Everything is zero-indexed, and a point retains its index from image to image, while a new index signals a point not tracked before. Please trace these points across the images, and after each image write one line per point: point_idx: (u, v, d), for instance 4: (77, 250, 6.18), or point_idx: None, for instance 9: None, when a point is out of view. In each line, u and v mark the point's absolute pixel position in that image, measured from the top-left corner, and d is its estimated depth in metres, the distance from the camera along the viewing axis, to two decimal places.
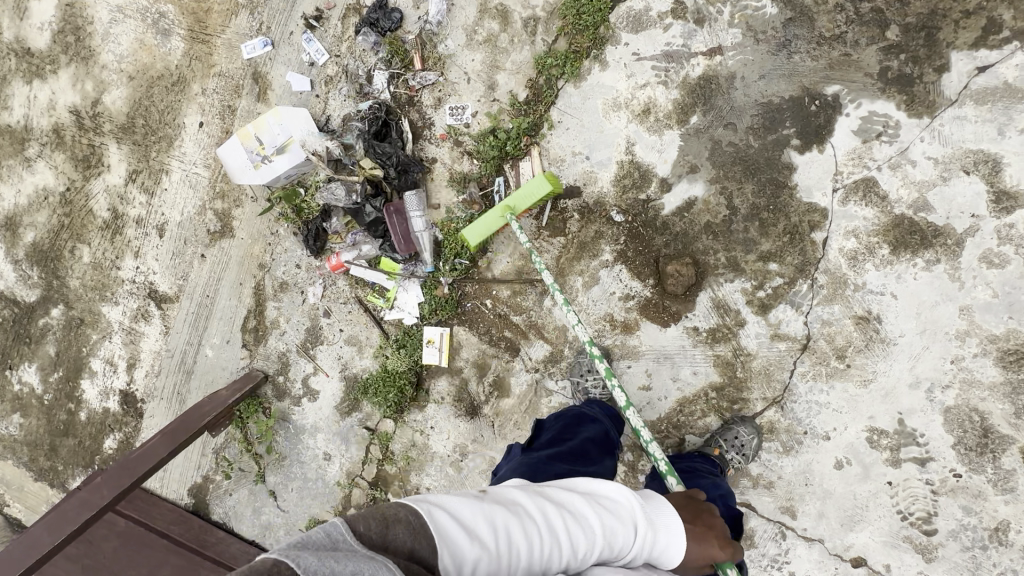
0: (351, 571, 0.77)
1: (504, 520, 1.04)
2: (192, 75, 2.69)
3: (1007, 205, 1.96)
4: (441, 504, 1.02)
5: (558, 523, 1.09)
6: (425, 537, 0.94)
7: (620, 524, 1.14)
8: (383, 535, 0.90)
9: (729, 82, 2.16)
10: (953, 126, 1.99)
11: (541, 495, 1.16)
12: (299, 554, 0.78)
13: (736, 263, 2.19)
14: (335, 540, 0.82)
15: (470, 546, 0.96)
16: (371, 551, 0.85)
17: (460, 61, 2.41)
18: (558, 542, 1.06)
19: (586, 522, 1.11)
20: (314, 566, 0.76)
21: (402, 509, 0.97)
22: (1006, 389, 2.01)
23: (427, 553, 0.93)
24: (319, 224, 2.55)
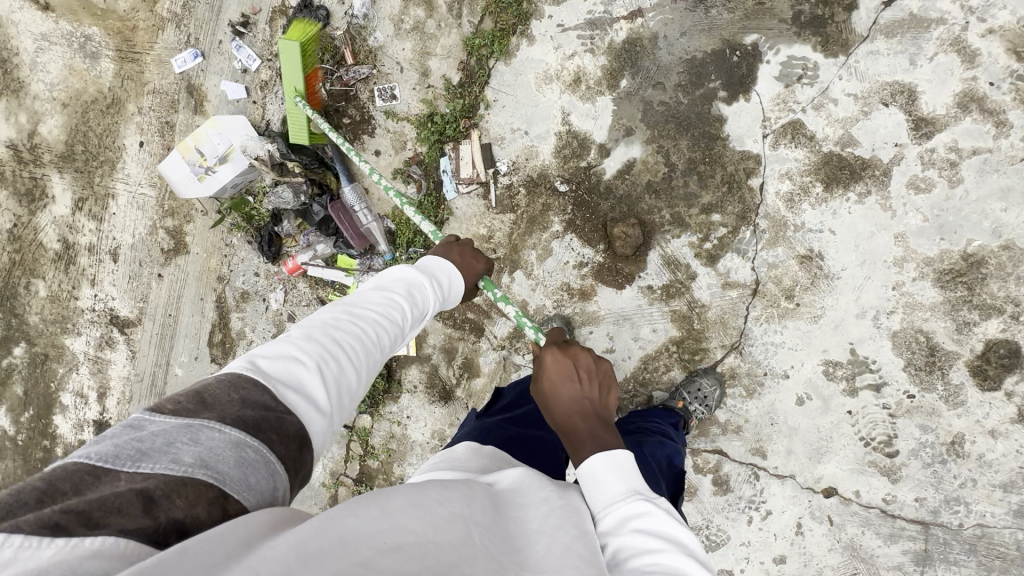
0: (192, 432, 0.81)
1: (319, 333, 1.08)
2: (126, 95, 2.67)
3: (926, 131, 2.04)
4: (255, 358, 0.97)
5: (374, 313, 1.19)
6: (252, 384, 0.91)
7: (418, 294, 1.34)
8: (201, 403, 0.86)
9: (653, 42, 2.21)
10: (868, 62, 2.06)
11: (342, 308, 1.19)
12: (97, 449, 0.77)
13: (681, 218, 2.25)
14: (155, 414, 0.83)
15: (355, 356, 1.08)
16: (186, 418, 0.83)
17: (391, 51, 2.43)
18: (380, 323, 1.18)
19: (397, 306, 1.25)
20: (140, 444, 0.78)
21: (221, 381, 0.90)
22: (946, 307, 2.10)
23: (269, 398, 0.91)
24: (271, 230, 2.56)
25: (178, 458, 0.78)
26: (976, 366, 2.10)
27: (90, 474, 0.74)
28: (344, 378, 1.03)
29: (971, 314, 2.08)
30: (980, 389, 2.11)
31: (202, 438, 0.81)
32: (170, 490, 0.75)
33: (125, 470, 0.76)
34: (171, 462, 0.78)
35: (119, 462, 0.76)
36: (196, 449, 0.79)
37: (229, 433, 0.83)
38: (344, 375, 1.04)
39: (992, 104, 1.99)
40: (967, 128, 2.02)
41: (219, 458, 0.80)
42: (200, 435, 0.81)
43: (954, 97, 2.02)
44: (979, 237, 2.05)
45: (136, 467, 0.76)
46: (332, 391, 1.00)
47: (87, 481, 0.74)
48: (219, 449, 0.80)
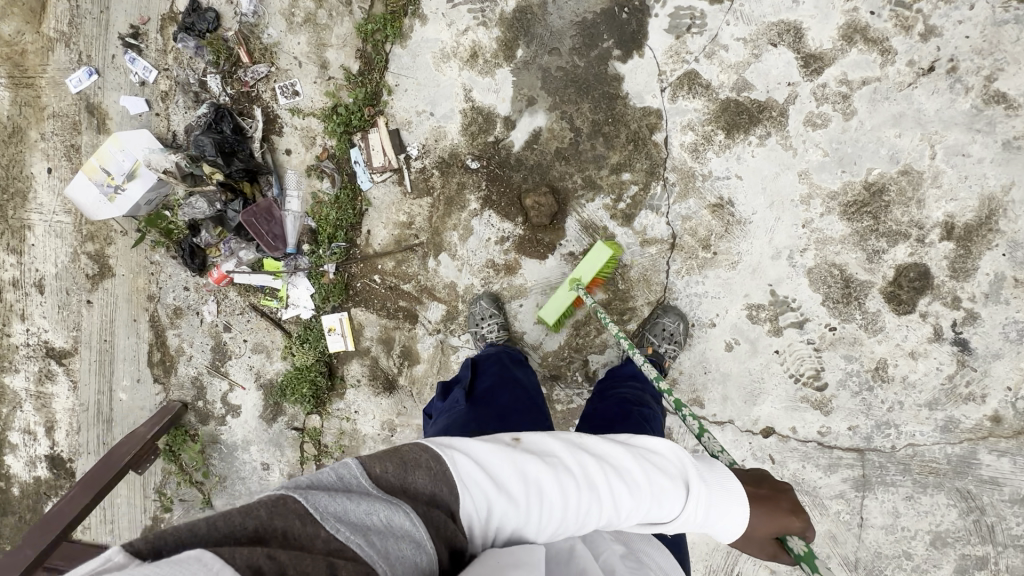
0: (388, 513, 0.89)
1: (532, 473, 1.06)
2: (26, 122, 2.60)
3: (815, 67, 2.06)
4: (470, 458, 1.03)
5: (589, 477, 1.09)
6: (448, 486, 0.98)
7: (667, 494, 1.11)
8: (401, 477, 0.95)
9: (543, 9, 2.20)
10: (752, 4, 2.07)
11: (583, 452, 1.14)
12: (321, 495, 0.87)
13: (593, 182, 2.26)
14: (368, 476, 0.93)
15: (544, 510, 1.04)
16: (388, 493, 0.92)
17: (287, 47, 2.39)
18: (591, 495, 1.07)
19: (623, 487, 1.09)
20: (347, 505, 0.88)
21: (429, 458, 1.00)
22: (855, 238, 2.14)
23: (451, 504, 0.98)
24: (190, 241, 2.51)
25: (371, 537, 0.85)
26: (890, 292, 2.15)
27: (298, 519, 0.84)
28: (513, 526, 1.02)
29: (879, 242, 2.12)
30: (896, 314, 2.16)
31: (393, 525, 0.88)
32: (350, 570, 0.81)
33: (325, 529, 0.84)
34: (362, 537, 0.85)
35: (324, 516, 0.85)
36: (384, 532, 0.87)
37: (414, 532, 0.89)
38: (523, 527, 1.03)
39: (875, 32, 2.02)
40: (854, 59, 2.04)
41: (401, 558, 0.85)
42: (395, 522, 0.88)
43: (838, 30, 2.04)
44: (878, 165, 2.08)
45: (335, 528, 0.84)
46: (490, 534, 1.01)
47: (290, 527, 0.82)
48: (405, 549, 0.86)
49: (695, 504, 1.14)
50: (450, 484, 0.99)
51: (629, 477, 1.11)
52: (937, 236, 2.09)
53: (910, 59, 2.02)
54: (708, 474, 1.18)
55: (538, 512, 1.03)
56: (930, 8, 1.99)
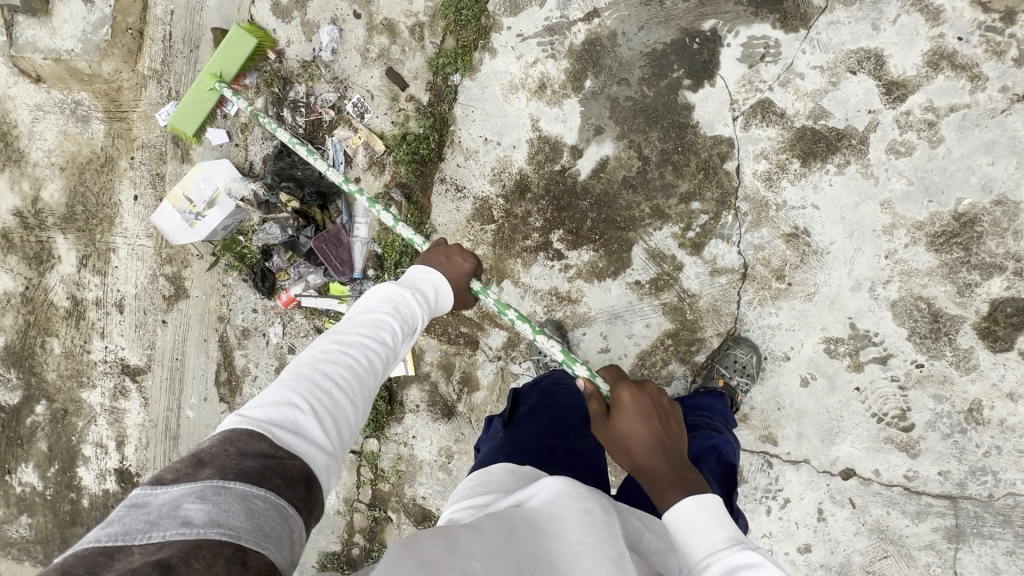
0: (198, 492, 0.81)
1: (316, 370, 1.07)
2: (117, 153, 2.79)
3: (898, 94, 2.00)
4: (247, 411, 0.97)
5: (360, 339, 1.18)
6: (249, 437, 0.91)
7: (405, 309, 1.32)
8: (195, 462, 0.86)
9: (612, 40, 2.22)
10: (830, 32, 2.03)
11: (329, 339, 1.19)
12: (106, 531, 0.77)
13: (661, 211, 2.23)
14: (156, 487, 0.83)
15: (349, 385, 1.08)
16: (191, 482, 0.83)
17: (360, 80, 2.49)
18: (367, 347, 1.18)
19: (383, 326, 1.24)
20: (148, 515, 0.79)
21: (218, 440, 0.91)
22: (944, 270, 2.03)
23: (266, 445, 0.91)
24: (263, 265, 2.61)
25: (190, 522, 0.78)
26: (984, 328, 2.02)
27: (101, 555, 0.74)
28: (340, 416, 1.03)
29: (971, 274, 2.01)
30: (991, 352, 2.02)
31: (208, 496, 0.81)
32: (187, 553, 0.75)
33: (138, 543, 0.76)
34: (180, 526, 0.77)
35: (130, 537, 0.76)
36: (204, 512, 0.79)
37: (235, 487, 0.83)
38: (345, 408, 1.05)
39: (964, 58, 1.94)
40: (941, 86, 1.97)
41: (228, 514, 0.80)
42: (206, 492, 0.82)
43: (923, 56, 1.97)
44: (970, 195, 1.98)
45: (148, 537, 0.76)
46: (332, 438, 1.00)
47: (100, 560, 0.73)
48: (229, 505, 0.81)
49: (422, 302, 1.39)
50: (250, 432, 0.92)
51: (381, 325, 1.24)
52: None
53: (1004, 85, 1.93)
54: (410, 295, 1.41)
55: (349, 391, 1.07)
56: None
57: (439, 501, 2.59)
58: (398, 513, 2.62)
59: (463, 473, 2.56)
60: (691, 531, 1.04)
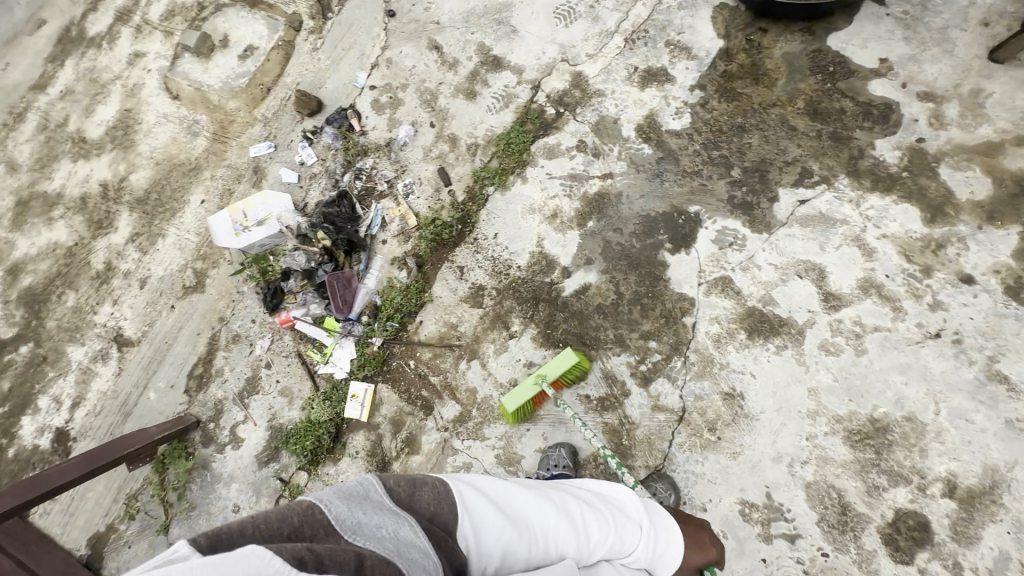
0: (396, 524, 1.16)
1: (518, 506, 1.44)
2: (206, 165, 3.37)
3: (834, 304, 2.40)
4: (470, 492, 1.40)
5: (566, 507, 1.51)
6: (449, 506, 1.33)
7: (614, 513, 1.58)
8: (410, 486, 1.33)
9: (618, 198, 2.76)
10: (786, 241, 2.51)
11: (550, 495, 1.54)
12: (339, 507, 1.15)
13: (623, 340, 2.56)
14: (381, 491, 1.26)
15: (530, 537, 1.40)
16: (395, 504, 1.24)
17: (417, 169, 3.07)
18: (567, 525, 1.46)
19: (587, 517, 1.51)
20: (362, 518, 1.15)
21: (430, 486, 1.36)
22: (856, 466, 2.21)
23: (451, 523, 1.31)
24: (278, 284, 2.97)
25: (383, 542, 1.09)
26: (887, 534, 2.13)
27: (322, 529, 1.09)
28: (505, 553, 1.35)
29: (880, 477, 2.18)
30: (893, 560, 2.10)
31: (399, 532, 1.14)
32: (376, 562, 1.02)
33: (344, 536, 1.09)
34: (376, 540, 1.09)
35: (343, 529, 1.10)
36: (393, 538, 1.11)
37: (420, 542, 1.13)
38: (513, 545, 1.36)
39: (889, 291, 2.36)
40: (868, 307, 2.36)
41: (408, 552, 1.09)
42: (403, 532, 1.14)
43: (856, 280, 2.41)
44: (884, 405, 2.25)
45: (353, 537, 1.08)
46: (492, 557, 1.34)
47: (321, 531, 1.09)
48: (412, 551, 1.10)
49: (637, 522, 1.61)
50: (451, 502, 1.35)
51: (589, 516, 1.52)
52: (938, 490, 2.13)
53: (919, 321, 2.31)
54: (628, 499, 1.66)
55: (528, 540, 1.39)
56: (940, 286, 2.32)
57: None
58: None
59: None
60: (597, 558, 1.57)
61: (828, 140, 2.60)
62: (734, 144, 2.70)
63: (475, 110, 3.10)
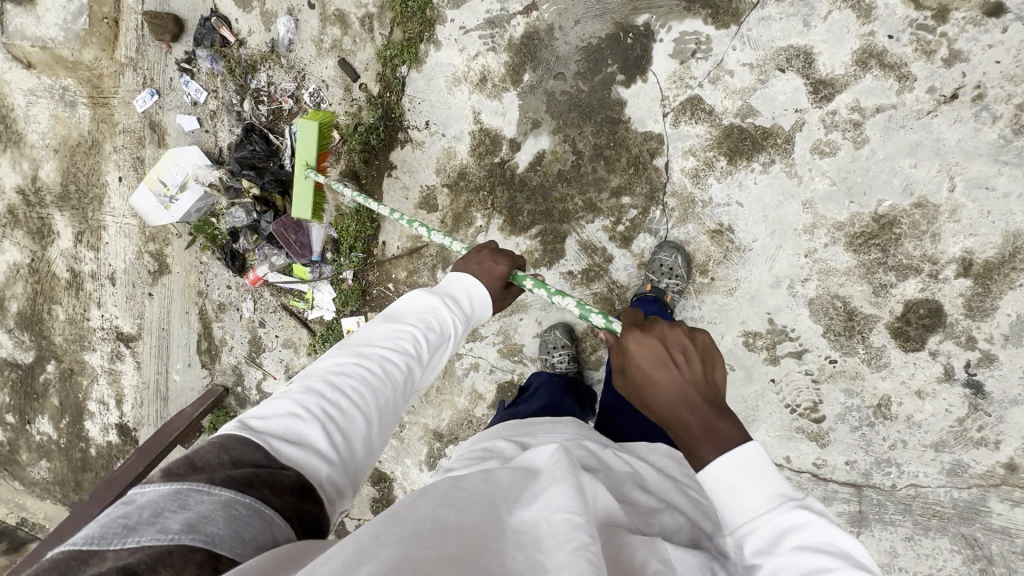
0: (179, 498, 0.83)
1: (325, 383, 1.12)
2: (102, 136, 2.99)
3: (826, 93, 2.00)
4: (250, 418, 1.03)
5: (378, 352, 1.23)
6: (246, 446, 0.96)
7: (431, 321, 1.34)
8: (190, 467, 0.89)
9: (550, 34, 2.25)
10: (761, 28, 2.02)
11: (344, 353, 1.22)
12: (86, 533, 0.79)
13: (593, 205, 2.31)
14: (145, 486, 0.85)
15: (360, 399, 1.12)
16: (173, 486, 0.85)
17: (316, 70, 2.59)
18: (382, 366, 1.21)
19: (403, 338, 1.28)
20: (128, 518, 0.81)
21: (210, 444, 0.94)
22: (861, 270, 2.06)
23: (260, 455, 0.96)
24: (231, 246, 2.81)
25: (166, 526, 0.79)
26: (897, 328, 2.06)
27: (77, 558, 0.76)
28: (347, 429, 1.07)
29: (887, 275, 2.04)
30: (903, 351, 2.07)
31: (190, 503, 0.83)
32: (157, 562, 0.75)
33: (112, 548, 0.77)
34: (158, 531, 0.79)
35: (106, 542, 0.78)
36: (183, 515, 0.81)
37: (218, 494, 0.85)
38: (347, 424, 1.08)
39: (893, 57, 1.92)
40: (868, 85, 1.96)
41: (208, 518, 0.81)
42: (189, 501, 0.83)
43: (852, 54, 1.96)
44: (890, 198, 2.00)
45: (122, 542, 0.78)
46: (333, 450, 1.03)
47: (74, 563, 0.75)
48: (212, 512, 0.82)
49: (451, 310, 1.42)
50: (244, 439, 0.97)
51: (404, 334, 1.29)
52: (952, 272, 1.98)
53: (931, 85, 1.90)
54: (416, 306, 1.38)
55: (359, 406, 1.11)
56: (958, 31, 1.86)
57: (392, 465, 2.82)
58: None
59: (413, 442, 2.76)
60: (729, 493, 0.97)
61: None
62: None
63: None
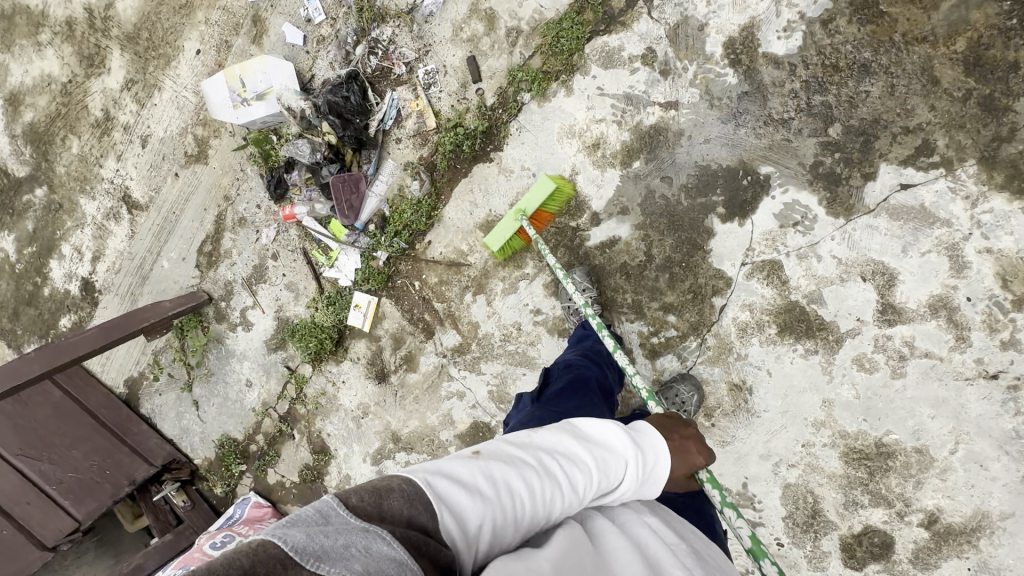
0: (367, 538, 0.81)
1: (502, 476, 1.03)
2: (200, 2, 2.82)
3: (890, 318, 2.09)
4: (434, 477, 0.97)
5: (557, 466, 1.12)
6: (423, 505, 0.91)
7: (614, 467, 1.20)
8: (377, 508, 0.86)
9: (677, 138, 2.26)
10: (864, 233, 2.09)
11: (540, 454, 1.13)
12: (292, 534, 0.78)
13: (639, 308, 2.34)
14: (342, 507, 0.84)
15: (522, 513, 1.02)
16: (366, 522, 0.83)
17: (442, 53, 2.51)
18: (559, 486, 1.09)
19: (582, 465, 1.15)
20: (325, 539, 0.78)
21: (399, 484, 0.92)
22: (842, 480, 2.17)
23: (427, 520, 0.90)
24: (281, 173, 2.72)
25: (352, 564, 0.76)
26: (848, 543, 2.19)
27: (276, 565, 0.74)
28: (499, 524, 0.98)
29: (863, 496, 2.16)
30: (843, 564, 2.20)
31: (373, 550, 0.79)
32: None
33: (306, 567, 0.75)
34: (345, 569, 0.75)
35: (303, 557, 0.76)
36: (366, 559, 0.78)
37: (396, 550, 0.81)
38: (501, 528, 0.99)
39: (961, 317, 2.02)
40: (929, 330, 2.05)
41: (381, 573, 0.77)
42: (375, 546, 0.80)
43: (929, 296, 2.05)
44: (898, 432, 2.11)
45: (316, 567, 0.75)
46: (480, 539, 0.96)
47: (275, 568, 0.74)
48: (388, 567, 0.78)
49: (636, 473, 1.25)
50: (427, 500, 0.92)
51: (586, 465, 1.16)
52: (917, 519, 2.11)
53: (980, 357, 2.01)
54: (613, 442, 1.24)
55: (518, 518, 1.02)
56: None
57: (339, 443, 2.82)
58: (302, 436, 2.88)
59: (368, 432, 2.77)
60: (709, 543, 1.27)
61: (973, 107, 1.97)
62: (846, 90, 2.08)
63: None
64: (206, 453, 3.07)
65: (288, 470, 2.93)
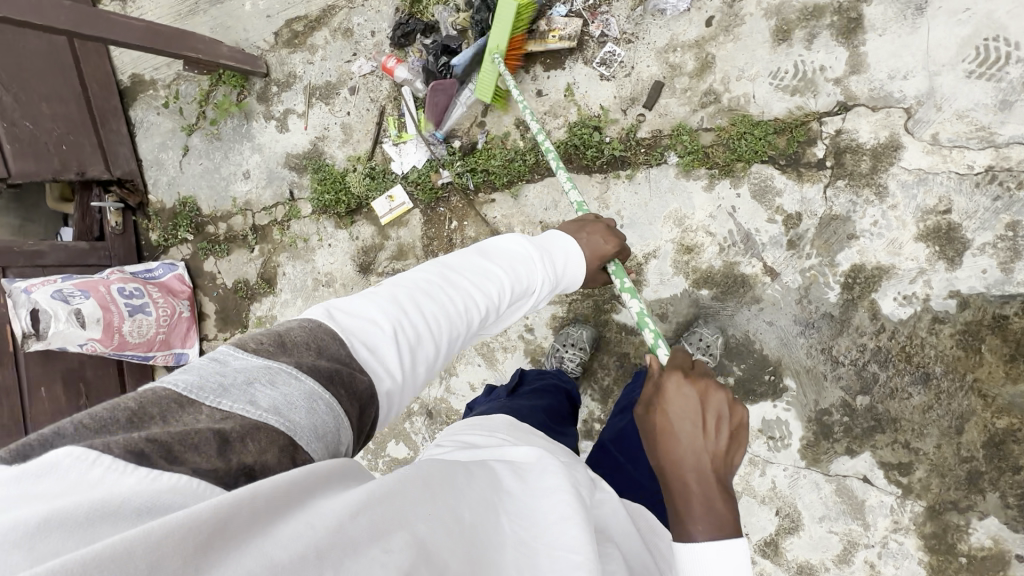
0: (270, 374, 0.81)
1: (407, 305, 1.10)
2: None
3: (767, 552, 2.31)
4: (336, 310, 1.01)
5: (460, 291, 1.20)
6: (331, 337, 0.93)
7: (500, 278, 1.29)
8: (278, 343, 0.86)
9: (750, 300, 2.26)
10: (807, 485, 2.26)
11: (430, 282, 1.19)
12: (184, 378, 0.76)
13: (608, 395, 2.41)
14: (236, 351, 0.82)
15: (431, 330, 1.10)
16: (268, 359, 0.83)
17: (638, 58, 2.35)
18: (468, 297, 1.20)
19: (484, 287, 1.24)
20: (222, 378, 0.77)
21: (298, 324, 0.93)
22: None
23: (342, 351, 0.93)
24: (416, 28, 2.48)
25: (254, 403, 0.76)
26: None
27: (174, 404, 0.72)
28: (410, 344, 1.05)
29: None
30: None
31: (278, 383, 0.80)
32: (246, 433, 0.72)
33: (206, 406, 0.73)
34: (247, 403, 0.76)
35: (202, 395, 0.74)
36: (272, 395, 0.78)
37: (303, 383, 0.82)
38: (414, 347, 1.06)
39: None
40: None
41: (288, 405, 0.78)
42: (276, 382, 0.80)
43: (804, 560, 2.28)
44: None
45: (216, 403, 0.74)
46: (400, 356, 1.02)
47: (173, 408, 0.71)
48: (296, 401, 0.79)
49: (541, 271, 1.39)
50: (332, 333, 0.94)
51: (486, 286, 1.25)
52: None
53: None
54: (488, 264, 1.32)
55: (430, 333, 1.10)
56: None
57: (287, 288, 2.77)
58: (261, 256, 2.80)
59: (318, 300, 2.74)
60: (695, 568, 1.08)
61: (964, 471, 2.11)
62: (899, 380, 2.15)
63: (759, 61, 2.24)
64: (164, 198, 2.92)
65: (228, 272, 2.87)
